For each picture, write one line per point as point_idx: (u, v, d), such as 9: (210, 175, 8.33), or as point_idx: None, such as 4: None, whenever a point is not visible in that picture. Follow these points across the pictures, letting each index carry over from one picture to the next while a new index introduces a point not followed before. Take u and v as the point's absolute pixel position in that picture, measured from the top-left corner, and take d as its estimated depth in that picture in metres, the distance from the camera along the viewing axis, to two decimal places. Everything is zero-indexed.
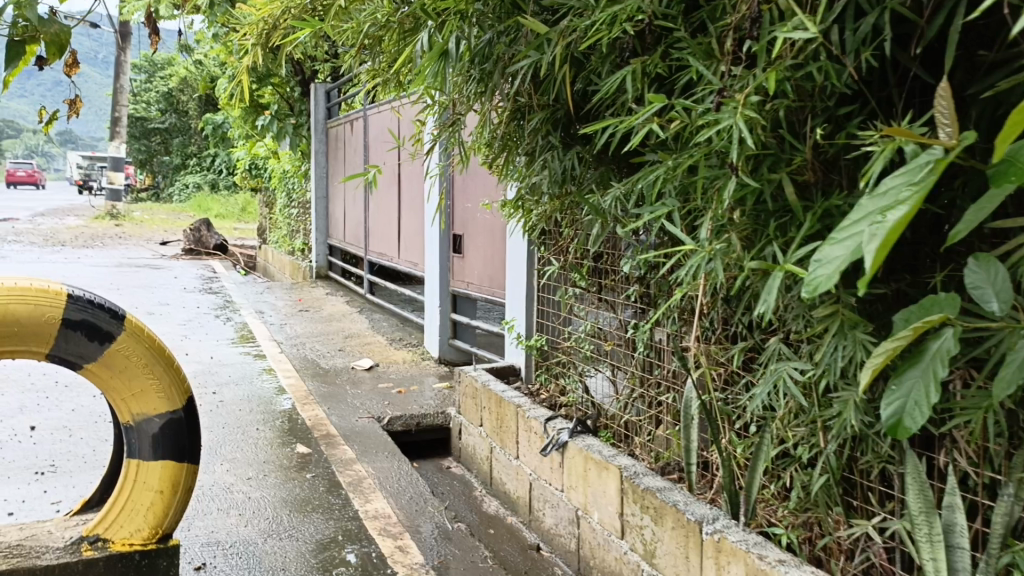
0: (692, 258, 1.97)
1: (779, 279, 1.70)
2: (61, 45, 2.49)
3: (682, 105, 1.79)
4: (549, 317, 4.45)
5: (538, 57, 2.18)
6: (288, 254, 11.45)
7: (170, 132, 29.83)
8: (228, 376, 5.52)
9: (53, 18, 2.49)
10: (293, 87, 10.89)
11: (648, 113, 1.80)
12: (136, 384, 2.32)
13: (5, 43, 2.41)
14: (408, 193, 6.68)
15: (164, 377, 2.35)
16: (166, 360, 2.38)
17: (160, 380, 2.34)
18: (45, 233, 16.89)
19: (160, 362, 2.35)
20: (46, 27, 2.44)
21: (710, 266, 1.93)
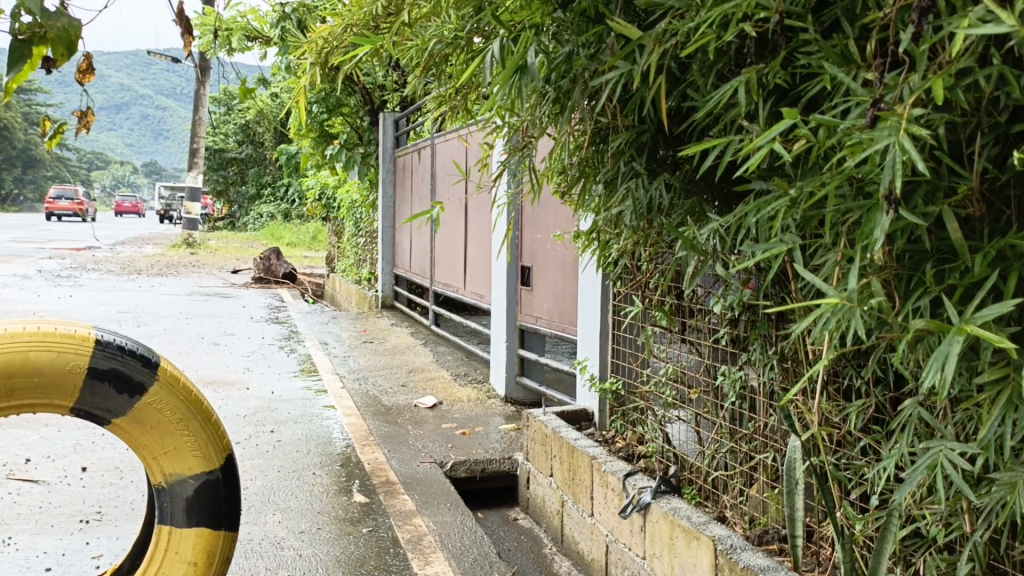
0: (821, 311, 1.53)
1: (958, 344, 1.34)
2: (71, 43, 2.22)
3: (816, 121, 1.44)
4: (625, 358, 4.10)
5: (627, 68, 1.87)
6: (355, 283, 11.36)
7: (246, 163, 30.57)
8: (288, 413, 5.31)
9: (65, 12, 2.24)
10: (363, 117, 10.88)
11: (775, 131, 1.45)
12: (171, 442, 2.07)
13: (10, 42, 2.22)
14: (476, 223, 6.43)
15: (202, 434, 2.11)
16: (204, 414, 2.13)
17: (197, 437, 2.10)
18: (122, 262, 17.26)
19: (198, 417, 2.11)
20: (54, 21, 2.19)
21: (844, 320, 1.52)
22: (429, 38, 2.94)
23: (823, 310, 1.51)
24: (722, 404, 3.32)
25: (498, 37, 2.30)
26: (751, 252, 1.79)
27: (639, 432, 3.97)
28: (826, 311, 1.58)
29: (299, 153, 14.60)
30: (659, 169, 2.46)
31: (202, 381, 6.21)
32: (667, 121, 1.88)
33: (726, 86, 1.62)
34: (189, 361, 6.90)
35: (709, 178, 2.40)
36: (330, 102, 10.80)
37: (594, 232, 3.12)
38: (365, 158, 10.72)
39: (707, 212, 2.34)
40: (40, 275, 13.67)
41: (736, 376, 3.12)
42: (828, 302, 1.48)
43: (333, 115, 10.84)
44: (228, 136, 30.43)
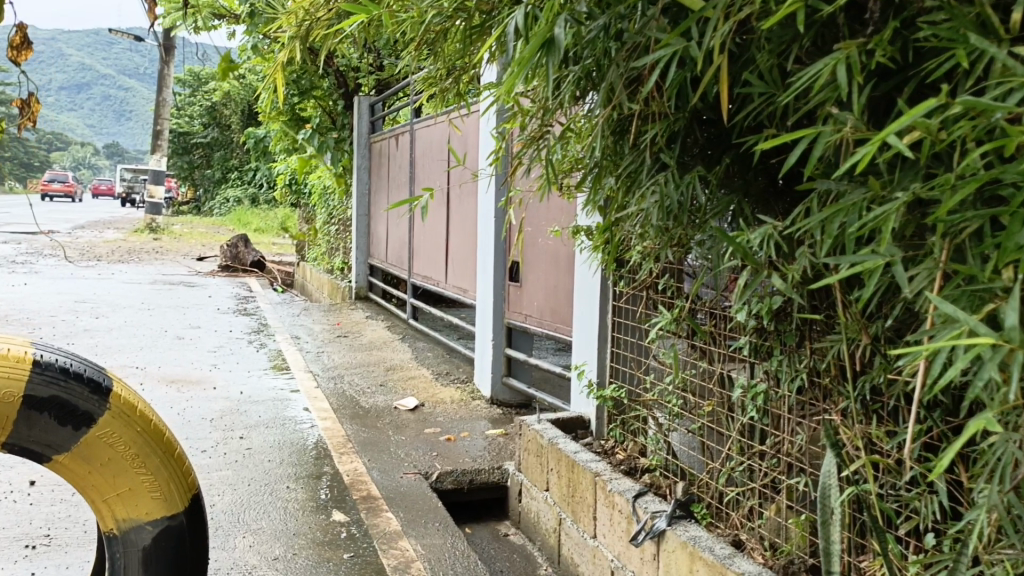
0: (968, 350, 1.22)
1: None
2: None
3: (960, 106, 1.14)
4: (626, 363, 3.82)
5: (685, 44, 1.57)
6: (327, 272, 10.97)
7: (213, 146, 29.96)
8: (259, 416, 4.95)
9: None
10: (337, 100, 10.49)
11: (914, 118, 1.14)
12: (124, 482, 1.75)
13: None
14: (459, 213, 6.12)
15: (161, 472, 1.79)
16: (164, 447, 1.81)
17: (155, 475, 1.78)
18: (81, 247, 16.60)
19: (156, 453, 1.78)
20: None
21: (984, 358, 1.22)
22: (427, 11, 2.63)
23: (977, 348, 1.20)
24: (736, 417, 3.04)
25: (523, 4, 1.98)
26: (832, 267, 1.49)
27: (642, 444, 3.69)
28: (955, 347, 1.27)
29: (268, 137, 14.10)
30: (690, 164, 2.18)
31: (166, 379, 5.82)
32: (724, 109, 1.60)
33: (814, 65, 1.34)
34: (152, 357, 6.50)
35: (747, 176, 2.14)
36: (302, 85, 10.38)
37: (604, 229, 2.82)
38: (338, 143, 10.32)
39: (749, 213, 2.06)
40: None
41: (758, 388, 2.84)
42: (990, 340, 1.17)
43: (305, 99, 10.41)
44: (194, 119, 29.70)
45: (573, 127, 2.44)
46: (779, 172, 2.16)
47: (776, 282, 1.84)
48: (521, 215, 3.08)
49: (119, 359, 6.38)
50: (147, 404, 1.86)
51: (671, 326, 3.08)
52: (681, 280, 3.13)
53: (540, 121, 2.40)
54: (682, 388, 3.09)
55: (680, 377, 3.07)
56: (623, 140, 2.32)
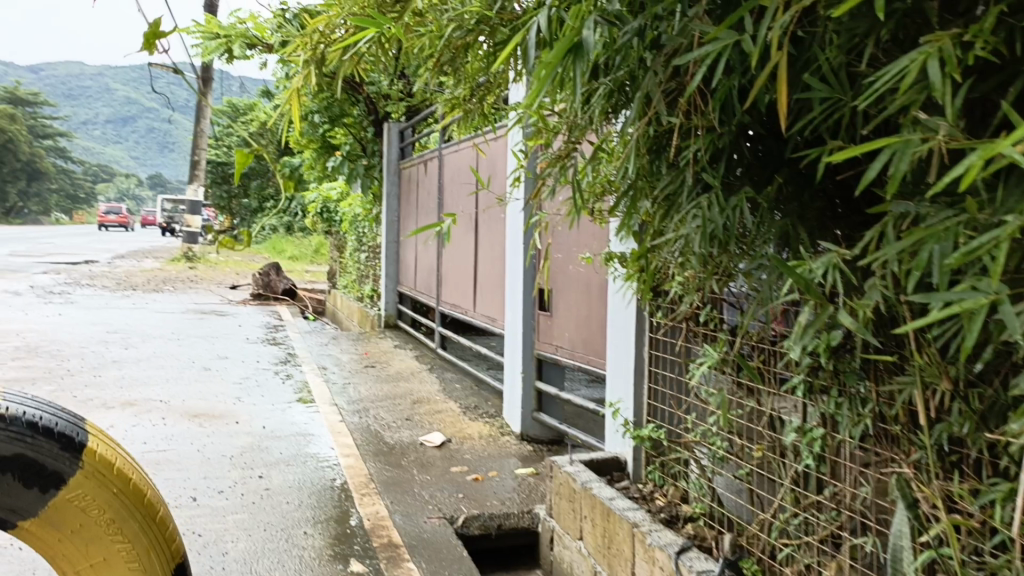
0: None
1: None
2: None
3: None
4: (664, 401, 3.57)
5: (740, 40, 1.37)
6: (356, 300, 10.82)
7: (249, 176, 30.30)
8: (280, 453, 4.75)
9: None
10: (367, 127, 10.39)
11: None
12: (98, 550, 1.61)
13: None
14: (488, 240, 5.91)
15: (138, 536, 1.64)
16: (142, 509, 1.66)
17: (132, 541, 1.63)
18: (117, 277, 16.70)
19: (133, 517, 1.64)
20: None
21: None
22: (445, 24, 2.44)
23: None
24: (788, 463, 2.79)
25: (547, 5, 1.79)
26: (921, 305, 1.25)
27: (683, 489, 3.42)
28: None
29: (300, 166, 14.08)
30: (735, 185, 1.95)
31: (188, 413, 5.65)
32: (782, 118, 1.39)
33: (898, 60, 1.13)
34: (176, 390, 6.35)
35: (803, 197, 1.90)
36: (332, 112, 10.31)
37: (639, 256, 2.57)
38: (368, 170, 10.20)
39: (805, 239, 1.82)
40: (29, 292, 13.11)
41: (814, 433, 2.58)
42: None
43: (335, 126, 10.33)
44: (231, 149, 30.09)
45: (603, 144, 2.22)
46: (839, 193, 1.92)
47: (844, 320, 1.60)
48: (548, 244, 2.85)
49: (143, 392, 6.24)
50: (127, 457, 1.71)
51: (715, 365, 2.85)
52: (725, 312, 2.87)
53: (566, 139, 2.19)
54: (727, 430, 2.83)
55: (723, 418, 2.81)
56: (660, 158, 2.11)
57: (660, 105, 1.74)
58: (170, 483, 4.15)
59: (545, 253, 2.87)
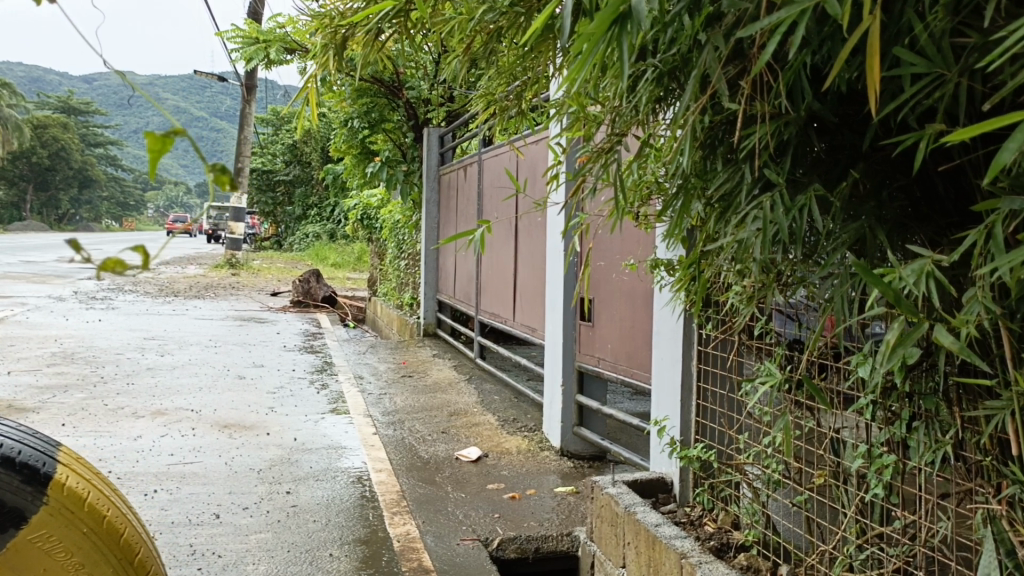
0: None
1: None
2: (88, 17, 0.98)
3: None
4: (713, 419, 3.32)
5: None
6: (396, 307, 10.69)
7: (293, 183, 30.92)
8: (310, 467, 4.59)
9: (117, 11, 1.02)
10: (407, 133, 10.25)
11: None
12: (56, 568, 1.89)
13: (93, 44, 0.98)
14: (528, 246, 5.71)
15: (92, 555, 1.94)
16: (96, 532, 1.97)
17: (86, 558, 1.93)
18: (161, 284, 16.86)
19: (88, 537, 1.95)
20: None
21: None
22: None
23: None
24: (853, 490, 2.53)
25: None
26: None
27: (735, 514, 3.17)
28: None
29: (342, 173, 14.03)
30: (798, 183, 1.73)
31: (219, 424, 5.52)
32: (874, 95, 1.17)
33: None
34: (209, 399, 6.25)
35: (881, 196, 1.67)
36: (371, 117, 10.22)
37: (691, 260, 2.34)
38: (408, 176, 10.04)
39: (885, 244, 1.58)
40: (75, 298, 13.26)
41: (884, 460, 2.32)
42: None
43: (375, 132, 10.23)
44: (277, 157, 30.68)
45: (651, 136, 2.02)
46: (920, 192, 1.68)
47: (945, 340, 1.35)
48: (590, 254, 2.62)
49: (175, 401, 6.15)
50: (98, 494, 2.05)
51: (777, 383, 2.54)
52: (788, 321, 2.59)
53: (609, 132, 2.00)
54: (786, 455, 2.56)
55: (784, 444, 2.52)
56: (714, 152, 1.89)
57: (720, 86, 1.52)
58: (193, 498, 4.02)
59: (587, 261, 2.66)
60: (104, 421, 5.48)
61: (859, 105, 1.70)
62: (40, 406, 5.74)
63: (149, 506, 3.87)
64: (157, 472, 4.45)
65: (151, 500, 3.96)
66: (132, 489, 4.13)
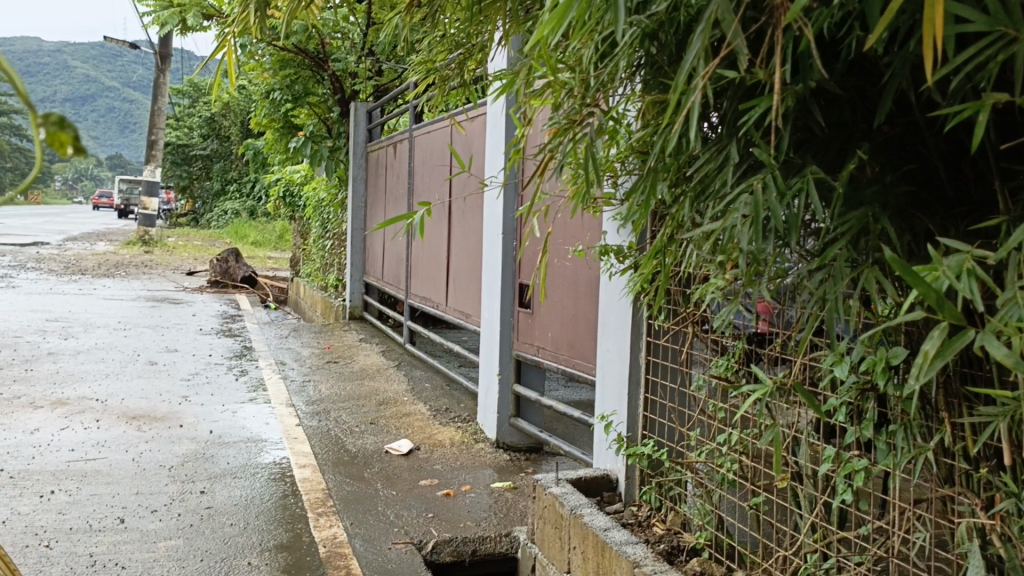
0: None
1: None
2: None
3: None
4: (664, 414, 3.15)
5: None
6: (320, 288, 10.28)
7: (212, 158, 29.80)
8: (227, 463, 4.25)
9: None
10: (332, 107, 9.83)
11: None
12: None
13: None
14: (463, 227, 5.46)
15: None
16: None
17: None
18: (68, 261, 15.96)
19: None
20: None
21: None
22: None
23: None
24: (808, 493, 2.36)
25: None
26: None
27: (684, 515, 3.01)
28: None
29: (262, 148, 13.44)
30: (792, 165, 1.56)
31: (127, 415, 5.11)
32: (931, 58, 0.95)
33: None
34: (117, 387, 5.80)
35: (886, 179, 1.50)
36: (294, 90, 9.70)
37: (659, 246, 2.16)
38: (334, 152, 9.60)
39: (892, 235, 1.41)
40: None
41: (857, 464, 2.10)
42: None
43: (299, 105, 9.78)
44: (194, 131, 29.60)
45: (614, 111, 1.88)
46: (930, 177, 1.54)
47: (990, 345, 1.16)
48: (547, 243, 2.41)
49: (78, 390, 5.68)
50: None
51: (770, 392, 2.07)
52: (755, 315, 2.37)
53: (573, 105, 1.84)
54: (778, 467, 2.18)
55: (778, 457, 2.14)
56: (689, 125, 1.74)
57: (733, 43, 1.28)
58: (95, 500, 3.65)
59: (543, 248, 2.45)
60: None
61: (871, 79, 1.52)
62: None
63: (44, 510, 3.48)
64: (55, 470, 4.04)
65: (46, 503, 3.57)
66: (25, 490, 3.72)
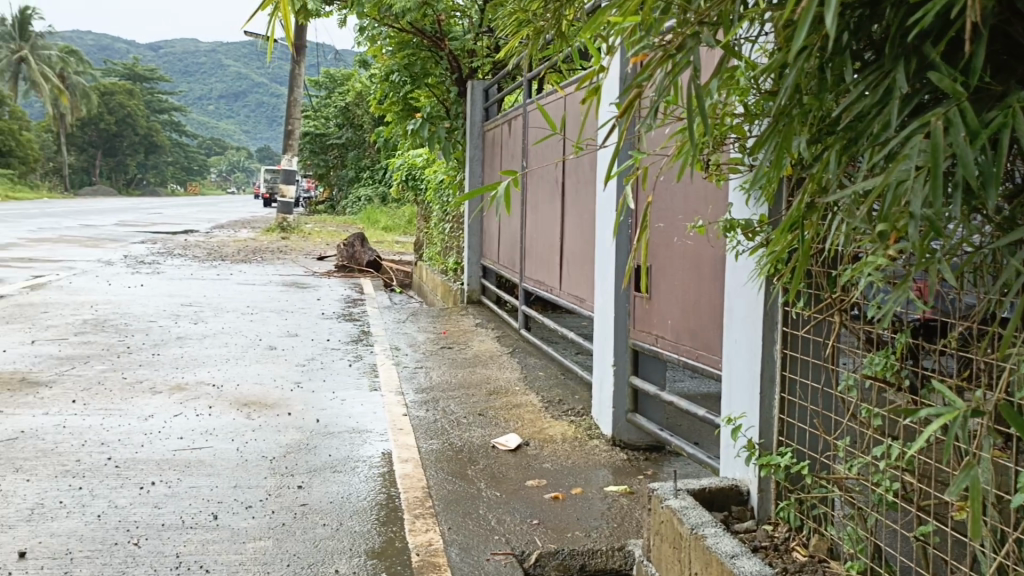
0: None
1: None
2: None
3: None
4: (804, 418, 2.70)
5: None
6: (440, 272, 10.14)
7: (347, 146, 30.56)
8: (328, 456, 4.03)
9: None
10: (450, 87, 9.62)
11: None
12: None
13: None
14: (576, 204, 5.07)
15: None
16: None
17: None
18: (212, 247, 16.61)
19: None
20: None
21: None
22: None
23: None
24: (998, 529, 1.87)
25: None
26: None
27: (831, 539, 2.55)
28: None
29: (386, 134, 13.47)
30: (989, 95, 1.29)
31: (239, 402, 4.97)
32: None
33: None
34: (234, 371, 5.77)
35: None
36: (413, 71, 9.55)
37: (793, 216, 1.72)
38: (451, 133, 9.41)
39: None
40: (123, 261, 13.02)
41: None
42: None
43: (418, 86, 9.64)
44: (330, 120, 30.48)
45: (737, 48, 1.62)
46: None
47: None
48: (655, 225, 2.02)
49: (198, 374, 5.62)
50: None
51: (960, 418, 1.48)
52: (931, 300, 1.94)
53: (674, 28, 1.51)
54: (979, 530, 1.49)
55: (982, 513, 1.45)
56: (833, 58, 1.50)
57: None
58: (193, 493, 3.43)
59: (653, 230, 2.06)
60: (116, 397, 4.87)
61: None
62: (53, 379, 5.15)
63: (140, 504, 3.27)
64: (161, 458, 3.83)
65: (144, 496, 3.35)
66: (127, 480, 3.52)
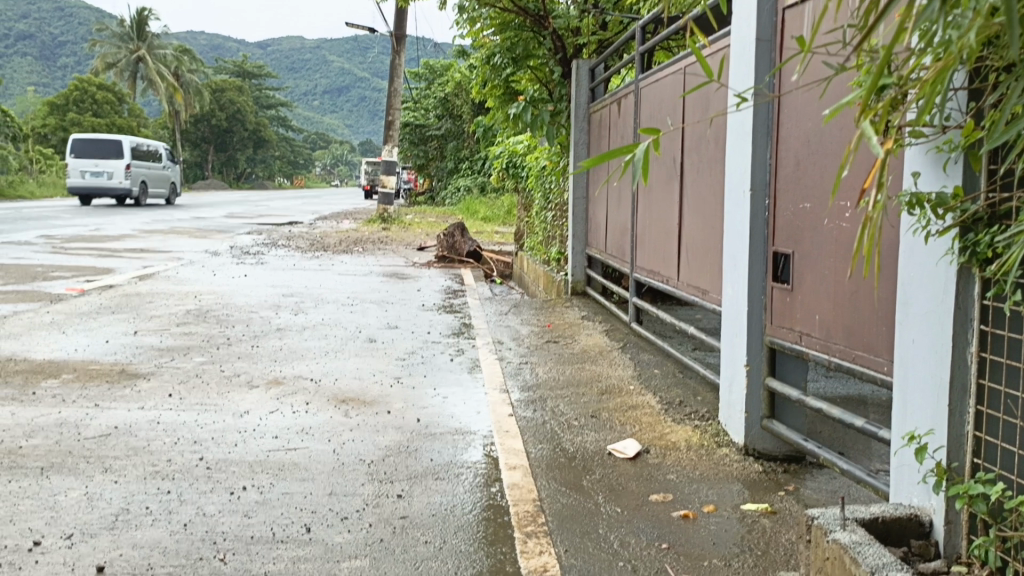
0: None
1: None
2: None
3: None
4: (1012, 438, 2.15)
5: None
6: (542, 262, 9.75)
7: (446, 137, 30.52)
8: (430, 461, 3.70)
9: None
10: (554, 69, 9.20)
11: None
12: None
13: None
14: (699, 184, 4.58)
15: None
16: None
17: None
18: (314, 238, 16.70)
19: None
20: None
21: None
22: None
23: None
24: None
25: None
26: None
27: None
28: None
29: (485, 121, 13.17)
30: None
31: (337, 398, 4.71)
32: None
33: None
34: (331, 365, 5.53)
35: None
36: (515, 53, 9.21)
37: None
38: (555, 116, 8.99)
39: None
40: (228, 252, 13.15)
41: None
42: None
43: (520, 68, 9.28)
44: (430, 112, 30.52)
45: None
46: None
47: None
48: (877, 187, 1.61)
49: (296, 368, 5.41)
50: None
51: None
52: None
53: None
54: None
55: None
56: None
57: None
58: (285, 501, 3.15)
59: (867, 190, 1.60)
60: (212, 391, 4.68)
61: None
62: (151, 371, 5.03)
63: (229, 512, 3.01)
64: (254, 460, 3.58)
65: (235, 503, 3.09)
66: (217, 484, 3.27)
